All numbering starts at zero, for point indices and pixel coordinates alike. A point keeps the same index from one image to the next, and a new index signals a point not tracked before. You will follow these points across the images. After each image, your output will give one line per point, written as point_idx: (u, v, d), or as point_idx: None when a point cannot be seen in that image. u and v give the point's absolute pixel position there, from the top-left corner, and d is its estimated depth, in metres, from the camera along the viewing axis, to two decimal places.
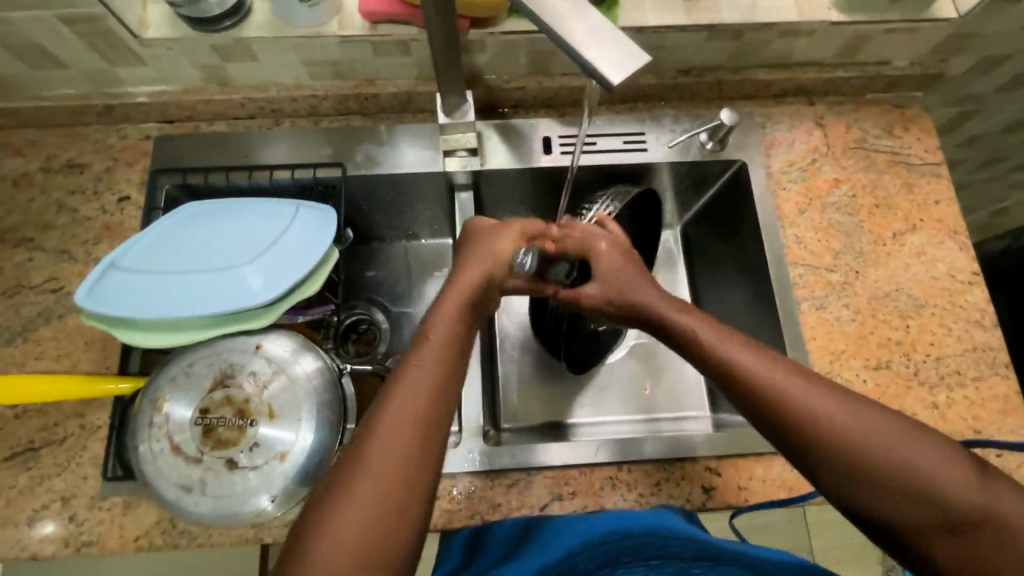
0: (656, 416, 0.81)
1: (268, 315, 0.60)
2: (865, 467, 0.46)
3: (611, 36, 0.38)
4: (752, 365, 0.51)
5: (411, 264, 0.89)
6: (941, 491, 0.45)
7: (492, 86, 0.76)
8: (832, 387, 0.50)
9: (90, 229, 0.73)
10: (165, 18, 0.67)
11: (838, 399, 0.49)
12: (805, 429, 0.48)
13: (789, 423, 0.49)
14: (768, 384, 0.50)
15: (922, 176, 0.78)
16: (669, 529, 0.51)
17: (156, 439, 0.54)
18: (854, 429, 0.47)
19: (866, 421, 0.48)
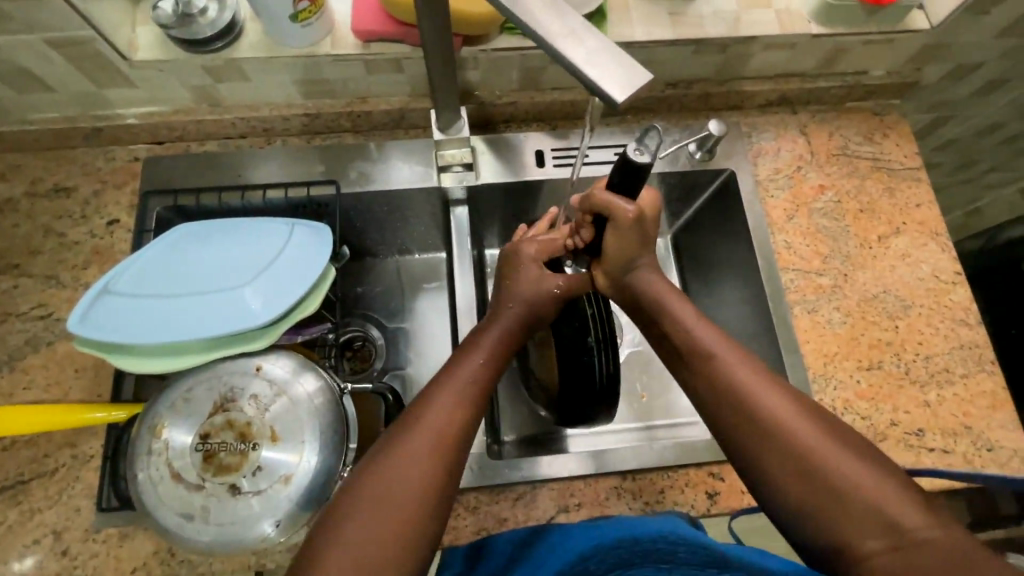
0: (654, 424, 0.82)
1: (266, 336, 0.59)
2: (809, 468, 0.47)
3: (611, 53, 0.39)
4: (727, 370, 0.53)
5: (404, 280, 0.89)
6: (879, 504, 0.45)
7: (483, 102, 0.77)
8: (796, 399, 0.52)
9: (79, 253, 0.71)
10: (155, 40, 0.67)
11: (794, 405, 0.51)
12: (755, 423, 0.50)
13: (738, 418, 0.51)
14: (742, 387, 0.52)
15: (903, 180, 0.81)
16: (680, 534, 0.48)
17: (155, 467, 0.53)
18: (807, 435, 0.49)
19: (818, 435, 0.49)
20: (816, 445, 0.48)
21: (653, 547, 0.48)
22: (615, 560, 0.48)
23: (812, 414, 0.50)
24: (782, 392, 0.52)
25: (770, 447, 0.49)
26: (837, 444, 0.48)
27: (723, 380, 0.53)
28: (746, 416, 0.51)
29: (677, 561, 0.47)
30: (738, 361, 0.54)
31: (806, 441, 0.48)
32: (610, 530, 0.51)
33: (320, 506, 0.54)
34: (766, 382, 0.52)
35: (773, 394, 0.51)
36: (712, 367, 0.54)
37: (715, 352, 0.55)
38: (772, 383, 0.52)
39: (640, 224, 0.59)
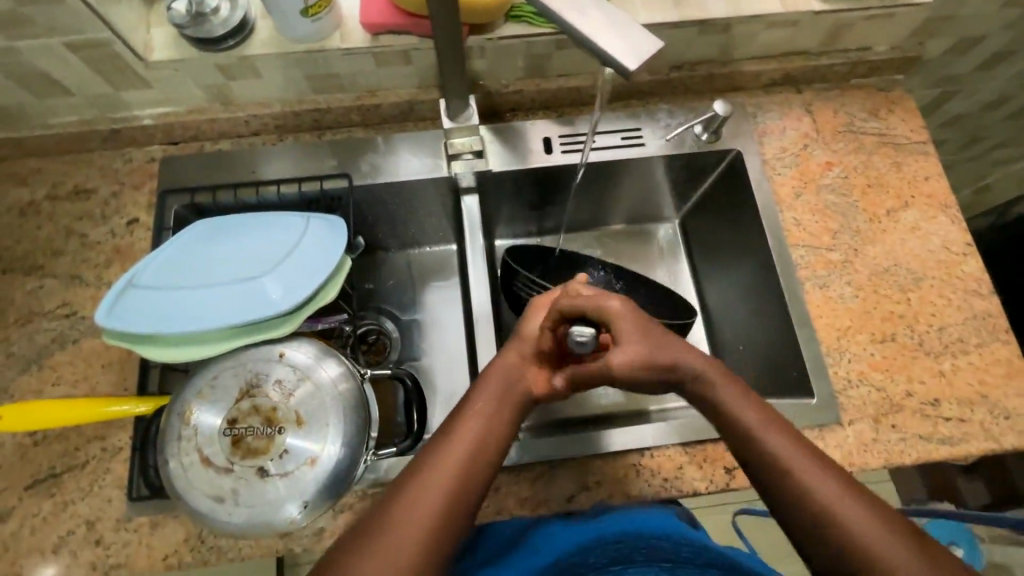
0: (666, 408, 0.82)
1: (286, 324, 0.60)
2: (864, 566, 0.44)
3: (624, 29, 0.40)
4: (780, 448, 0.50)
5: (414, 273, 0.90)
6: None
7: (491, 91, 0.78)
8: (860, 491, 0.47)
9: (101, 252, 0.73)
10: (168, 40, 0.68)
11: (868, 508, 0.46)
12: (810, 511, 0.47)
13: (777, 485, 0.49)
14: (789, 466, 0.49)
15: (911, 154, 0.81)
16: (680, 535, 0.56)
17: (185, 453, 0.54)
18: (864, 532, 0.45)
19: (879, 532, 0.44)
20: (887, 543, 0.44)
21: (656, 541, 0.55)
22: (616, 552, 0.55)
23: (888, 518, 0.45)
24: (845, 483, 0.48)
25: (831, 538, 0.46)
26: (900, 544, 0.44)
27: (784, 466, 0.49)
28: (798, 504, 0.48)
29: (679, 559, 0.53)
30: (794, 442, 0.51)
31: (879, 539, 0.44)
32: (612, 525, 0.58)
33: (346, 488, 0.56)
34: (833, 478, 0.48)
35: (846, 494, 0.47)
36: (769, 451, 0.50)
37: (774, 429, 0.52)
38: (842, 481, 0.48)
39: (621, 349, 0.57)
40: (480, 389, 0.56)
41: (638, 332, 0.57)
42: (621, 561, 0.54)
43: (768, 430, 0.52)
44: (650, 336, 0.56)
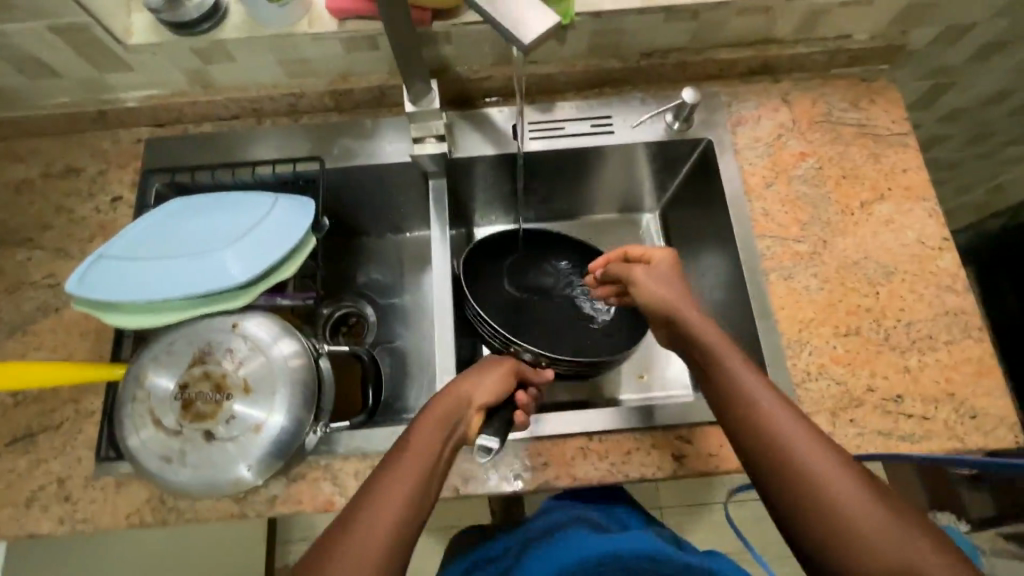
0: (651, 396, 0.83)
1: (245, 296, 0.64)
2: (811, 497, 0.45)
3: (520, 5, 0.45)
4: (749, 383, 0.53)
5: (403, 257, 0.93)
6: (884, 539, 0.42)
7: (460, 77, 0.79)
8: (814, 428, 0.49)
9: (86, 227, 0.77)
10: (147, 25, 0.71)
11: (837, 457, 0.47)
12: (767, 443, 0.49)
13: (741, 419, 0.51)
14: (750, 402, 0.51)
15: (890, 146, 0.79)
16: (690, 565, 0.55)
17: (140, 414, 0.57)
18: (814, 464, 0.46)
19: (831, 463, 0.46)
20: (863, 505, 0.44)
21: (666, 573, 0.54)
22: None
23: (852, 466, 0.46)
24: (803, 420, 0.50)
25: (806, 503, 0.45)
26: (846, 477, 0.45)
27: (764, 428, 0.50)
28: (780, 472, 0.47)
29: None
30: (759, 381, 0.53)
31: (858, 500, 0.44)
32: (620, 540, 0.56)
33: (290, 455, 0.58)
34: (814, 436, 0.48)
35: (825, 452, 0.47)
36: (749, 413, 0.51)
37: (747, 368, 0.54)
38: (820, 439, 0.48)
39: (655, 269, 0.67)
40: (420, 422, 0.55)
41: (660, 277, 0.66)
42: None
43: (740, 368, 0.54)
44: (671, 281, 0.66)
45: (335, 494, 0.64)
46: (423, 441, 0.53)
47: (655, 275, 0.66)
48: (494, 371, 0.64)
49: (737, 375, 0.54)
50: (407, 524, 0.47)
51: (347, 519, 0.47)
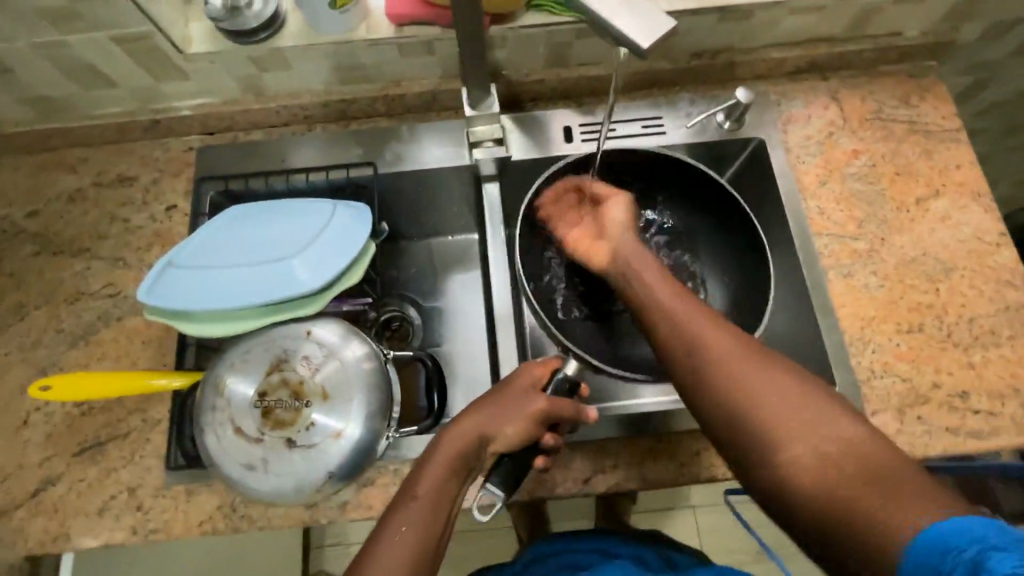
0: None
1: (311, 305, 0.63)
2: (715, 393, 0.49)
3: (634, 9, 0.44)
4: (667, 305, 0.55)
5: (436, 258, 0.92)
6: (777, 427, 0.46)
7: (512, 80, 0.79)
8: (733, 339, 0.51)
9: (142, 236, 0.77)
10: (205, 34, 0.71)
11: (743, 360, 0.49)
12: (685, 350, 0.52)
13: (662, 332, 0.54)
14: (667, 318, 0.54)
15: (942, 142, 0.79)
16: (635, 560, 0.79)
17: (220, 423, 0.57)
18: (729, 368, 0.49)
19: (737, 365, 0.49)
20: (797, 405, 0.47)
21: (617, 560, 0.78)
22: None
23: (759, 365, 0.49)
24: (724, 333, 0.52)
25: (714, 398, 0.49)
26: (755, 376, 0.48)
27: (699, 351, 0.51)
28: (734, 411, 0.48)
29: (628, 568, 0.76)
30: (677, 302, 0.55)
31: (807, 417, 0.46)
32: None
33: (369, 461, 0.58)
34: (726, 344, 0.51)
35: (772, 379, 0.48)
36: (694, 354, 0.51)
37: (670, 294, 0.56)
38: (746, 352, 0.50)
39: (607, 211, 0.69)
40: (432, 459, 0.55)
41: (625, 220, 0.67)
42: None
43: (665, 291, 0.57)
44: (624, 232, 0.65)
45: None
46: (435, 478, 0.54)
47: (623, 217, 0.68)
48: (523, 410, 0.58)
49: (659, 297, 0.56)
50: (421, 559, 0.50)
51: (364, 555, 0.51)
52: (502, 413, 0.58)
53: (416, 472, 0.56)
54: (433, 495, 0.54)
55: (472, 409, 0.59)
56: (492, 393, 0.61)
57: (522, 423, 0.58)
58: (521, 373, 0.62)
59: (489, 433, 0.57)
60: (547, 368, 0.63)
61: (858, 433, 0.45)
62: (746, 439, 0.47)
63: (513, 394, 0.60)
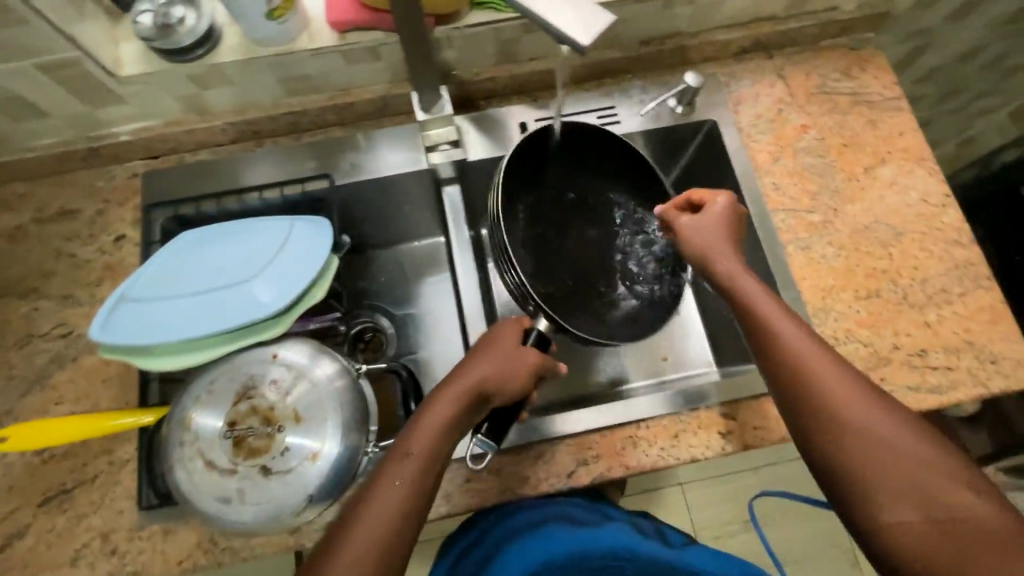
0: (671, 379, 0.85)
1: (276, 326, 0.62)
2: (843, 449, 0.48)
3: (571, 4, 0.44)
4: (800, 346, 0.53)
5: (407, 265, 0.92)
6: (914, 493, 0.45)
7: (463, 80, 0.78)
8: (877, 398, 0.49)
9: (91, 271, 0.74)
10: (138, 53, 0.68)
11: (883, 421, 0.48)
12: (817, 408, 0.50)
13: (793, 380, 0.52)
14: (800, 363, 0.52)
15: (884, 111, 0.82)
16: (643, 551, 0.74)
17: (189, 458, 0.55)
18: (862, 427, 0.48)
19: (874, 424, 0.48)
20: (934, 477, 0.45)
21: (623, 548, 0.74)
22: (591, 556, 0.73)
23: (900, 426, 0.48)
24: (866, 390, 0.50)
25: (841, 450, 0.48)
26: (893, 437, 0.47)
27: (833, 404, 0.49)
28: (858, 469, 0.47)
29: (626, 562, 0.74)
30: (812, 347, 0.52)
31: (931, 488, 0.45)
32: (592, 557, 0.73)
33: (349, 480, 0.57)
34: (864, 397, 0.49)
35: (896, 440, 0.47)
36: (825, 411, 0.50)
37: (803, 335, 0.53)
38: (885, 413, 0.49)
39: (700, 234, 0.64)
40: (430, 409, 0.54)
41: (723, 235, 0.63)
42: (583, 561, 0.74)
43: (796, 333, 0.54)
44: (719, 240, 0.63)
45: None
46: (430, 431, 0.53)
47: (723, 240, 0.63)
48: (515, 362, 0.59)
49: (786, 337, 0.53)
50: (406, 519, 0.49)
51: (349, 511, 0.49)
52: (499, 363, 0.58)
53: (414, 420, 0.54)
54: (427, 445, 0.52)
55: (468, 360, 0.59)
56: (480, 343, 0.61)
57: (514, 376, 0.58)
58: (500, 326, 0.63)
59: (488, 387, 0.56)
60: (521, 326, 0.64)
61: (1000, 519, 0.43)
62: (867, 498, 0.47)
63: (502, 345, 0.60)
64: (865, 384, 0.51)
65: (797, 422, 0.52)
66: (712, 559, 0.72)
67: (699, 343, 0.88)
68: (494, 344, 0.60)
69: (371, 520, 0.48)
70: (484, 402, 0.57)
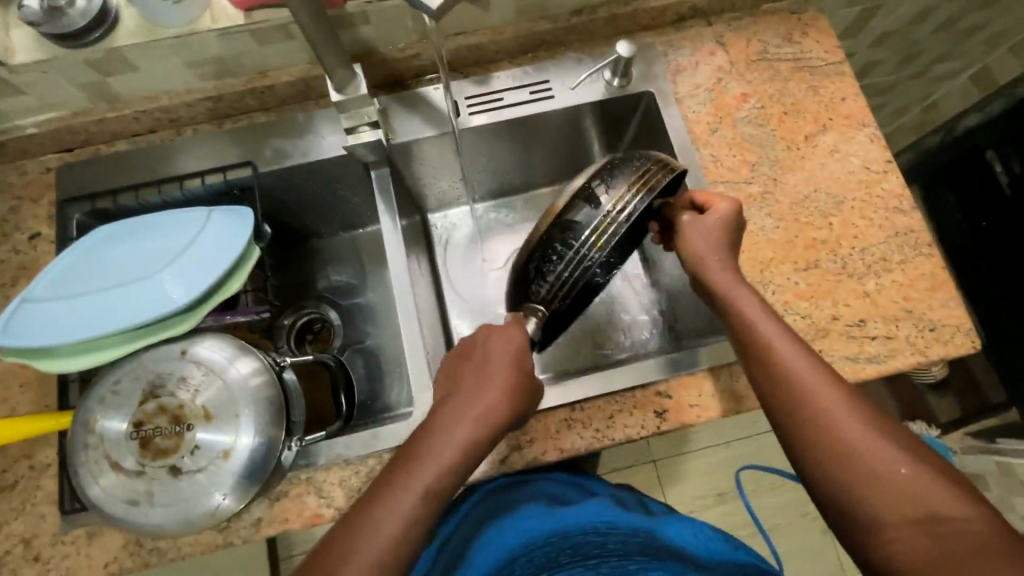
0: (631, 355, 0.84)
1: (187, 322, 0.59)
2: (837, 455, 0.49)
3: None
4: (788, 355, 0.54)
5: (362, 251, 0.90)
6: (907, 496, 0.46)
7: (387, 58, 0.75)
8: (860, 405, 0.51)
9: (6, 271, 0.71)
10: (31, 40, 0.64)
11: (869, 424, 0.49)
12: (807, 413, 0.51)
13: (782, 387, 0.53)
14: (788, 372, 0.53)
15: (826, 76, 0.79)
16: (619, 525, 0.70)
17: (96, 460, 0.54)
18: (852, 432, 0.49)
19: (864, 429, 0.49)
20: (923, 480, 0.46)
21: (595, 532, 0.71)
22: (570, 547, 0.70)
23: (885, 430, 0.49)
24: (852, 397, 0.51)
25: (834, 455, 0.49)
26: (879, 440, 0.48)
27: (823, 410, 0.50)
28: (852, 473, 0.48)
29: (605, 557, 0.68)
30: (797, 356, 0.53)
31: (919, 492, 0.46)
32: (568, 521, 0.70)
33: (266, 477, 0.56)
34: (850, 404, 0.50)
35: (884, 446, 0.48)
36: (815, 419, 0.50)
37: (791, 344, 0.54)
38: (871, 419, 0.50)
39: (704, 226, 0.63)
40: (439, 434, 0.52)
41: (719, 234, 0.62)
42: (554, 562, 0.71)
43: (784, 341, 0.55)
44: (720, 243, 0.62)
45: (322, 506, 0.63)
46: (440, 453, 0.51)
47: (717, 235, 0.62)
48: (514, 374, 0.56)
49: (775, 345, 0.55)
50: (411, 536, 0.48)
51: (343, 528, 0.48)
52: (499, 373, 0.55)
53: (422, 441, 0.52)
54: (437, 466, 0.50)
55: (474, 378, 0.55)
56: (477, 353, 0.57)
57: (511, 386, 0.55)
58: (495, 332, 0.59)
59: (495, 408, 0.54)
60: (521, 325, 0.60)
61: (984, 520, 0.44)
62: (862, 502, 0.47)
63: (500, 353, 0.57)
64: (851, 391, 0.52)
65: (790, 433, 0.52)
66: (685, 532, 0.67)
67: (654, 318, 0.86)
68: (497, 347, 0.57)
69: (377, 529, 0.47)
70: (497, 419, 0.54)
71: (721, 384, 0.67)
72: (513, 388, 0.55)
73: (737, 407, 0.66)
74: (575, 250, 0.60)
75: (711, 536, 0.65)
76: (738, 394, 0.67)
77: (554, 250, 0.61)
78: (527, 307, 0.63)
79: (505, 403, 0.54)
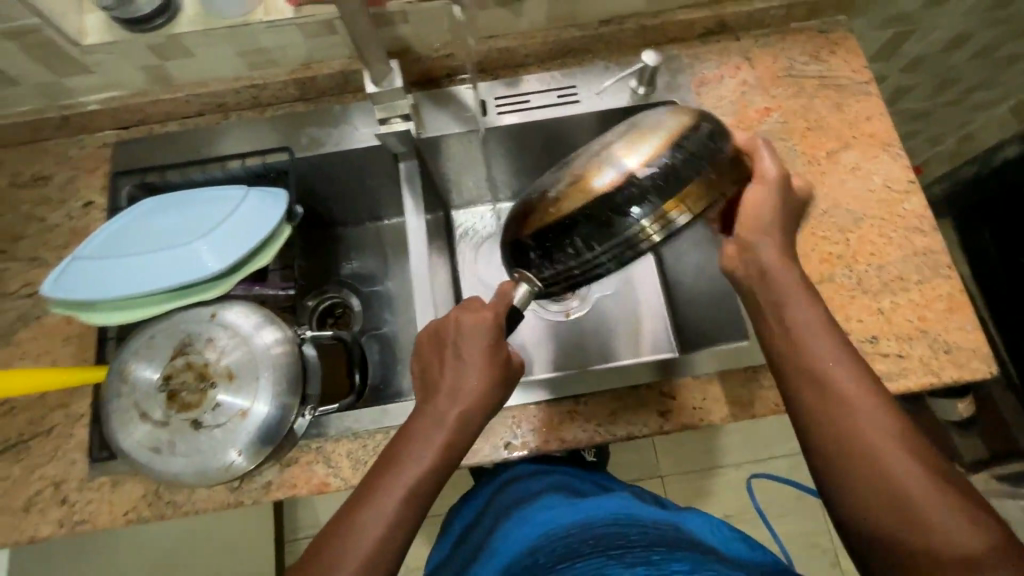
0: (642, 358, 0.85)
1: (218, 288, 0.64)
2: (867, 476, 0.49)
3: None
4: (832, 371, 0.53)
5: (386, 245, 0.93)
6: (936, 528, 0.45)
7: (422, 57, 0.79)
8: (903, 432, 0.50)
9: (59, 235, 0.77)
10: (102, 25, 0.70)
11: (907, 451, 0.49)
12: (844, 430, 0.51)
13: (822, 401, 0.52)
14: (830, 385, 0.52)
15: (852, 95, 0.80)
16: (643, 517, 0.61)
17: (125, 408, 0.58)
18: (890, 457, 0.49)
19: (901, 457, 0.48)
20: (957, 517, 0.46)
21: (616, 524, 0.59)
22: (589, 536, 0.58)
23: (923, 461, 0.49)
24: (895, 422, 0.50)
25: (861, 475, 0.49)
26: (916, 468, 0.48)
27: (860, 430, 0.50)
28: (882, 496, 0.48)
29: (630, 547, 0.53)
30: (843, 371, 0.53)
31: (956, 531, 0.45)
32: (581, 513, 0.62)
33: (277, 440, 0.59)
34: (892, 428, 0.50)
35: (923, 478, 0.47)
36: (849, 437, 0.50)
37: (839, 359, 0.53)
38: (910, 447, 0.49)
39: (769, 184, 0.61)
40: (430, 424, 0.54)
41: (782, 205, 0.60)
42: (569, 556, 0.55)
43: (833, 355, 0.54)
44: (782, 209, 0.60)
45: (329, 475, 0.66)
46: (432, 439, 0.53)
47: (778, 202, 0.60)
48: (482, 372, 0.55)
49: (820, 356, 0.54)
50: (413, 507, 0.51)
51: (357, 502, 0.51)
52: (471, 371, 0.55)
53: (413, 427, 0.54)
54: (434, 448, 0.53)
55: (448, 371, 0.55)
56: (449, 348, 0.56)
57: (481, 385, 0.55)
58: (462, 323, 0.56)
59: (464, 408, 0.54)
60: (496, 306, 0.57)
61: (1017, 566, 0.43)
62: (886, 525, 0.47)
63: (472, 351, 0.55)
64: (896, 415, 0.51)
65: (821, 448, 0.52)
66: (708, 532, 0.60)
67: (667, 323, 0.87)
68: (469, 340, 0.56)
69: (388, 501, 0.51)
70: (471, 413, 0.54)
71: (726, 389, 0.68)
72: (483, 386, 0.55)
73: (740, 412, 0.67)
74: (593, 254, 0.54)
75: (729, 534, 0.60)
76: (743, 400, 0.68)
77: (572, 241, 0.55)
78: (520, 274, 0.59)
79: (471, 402, 0.54)
